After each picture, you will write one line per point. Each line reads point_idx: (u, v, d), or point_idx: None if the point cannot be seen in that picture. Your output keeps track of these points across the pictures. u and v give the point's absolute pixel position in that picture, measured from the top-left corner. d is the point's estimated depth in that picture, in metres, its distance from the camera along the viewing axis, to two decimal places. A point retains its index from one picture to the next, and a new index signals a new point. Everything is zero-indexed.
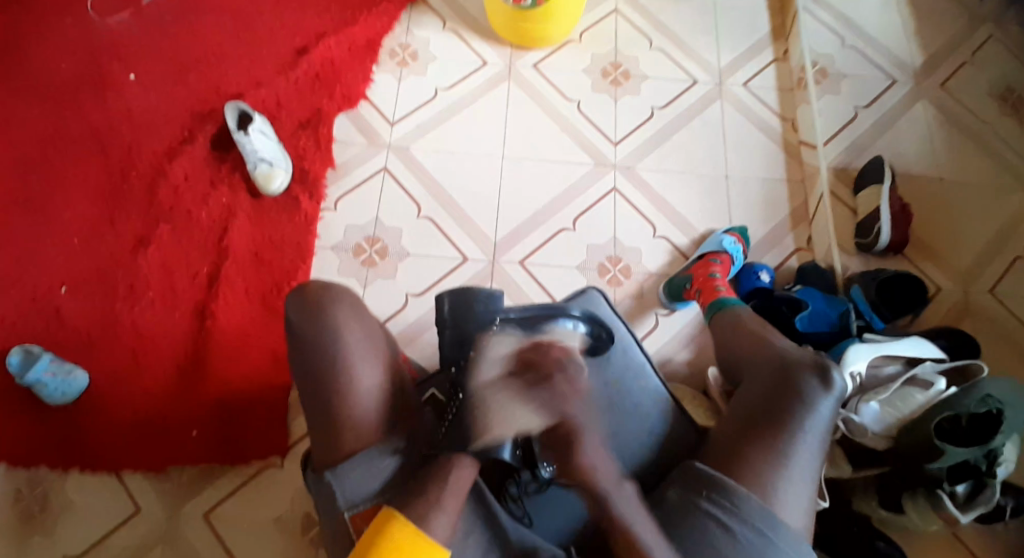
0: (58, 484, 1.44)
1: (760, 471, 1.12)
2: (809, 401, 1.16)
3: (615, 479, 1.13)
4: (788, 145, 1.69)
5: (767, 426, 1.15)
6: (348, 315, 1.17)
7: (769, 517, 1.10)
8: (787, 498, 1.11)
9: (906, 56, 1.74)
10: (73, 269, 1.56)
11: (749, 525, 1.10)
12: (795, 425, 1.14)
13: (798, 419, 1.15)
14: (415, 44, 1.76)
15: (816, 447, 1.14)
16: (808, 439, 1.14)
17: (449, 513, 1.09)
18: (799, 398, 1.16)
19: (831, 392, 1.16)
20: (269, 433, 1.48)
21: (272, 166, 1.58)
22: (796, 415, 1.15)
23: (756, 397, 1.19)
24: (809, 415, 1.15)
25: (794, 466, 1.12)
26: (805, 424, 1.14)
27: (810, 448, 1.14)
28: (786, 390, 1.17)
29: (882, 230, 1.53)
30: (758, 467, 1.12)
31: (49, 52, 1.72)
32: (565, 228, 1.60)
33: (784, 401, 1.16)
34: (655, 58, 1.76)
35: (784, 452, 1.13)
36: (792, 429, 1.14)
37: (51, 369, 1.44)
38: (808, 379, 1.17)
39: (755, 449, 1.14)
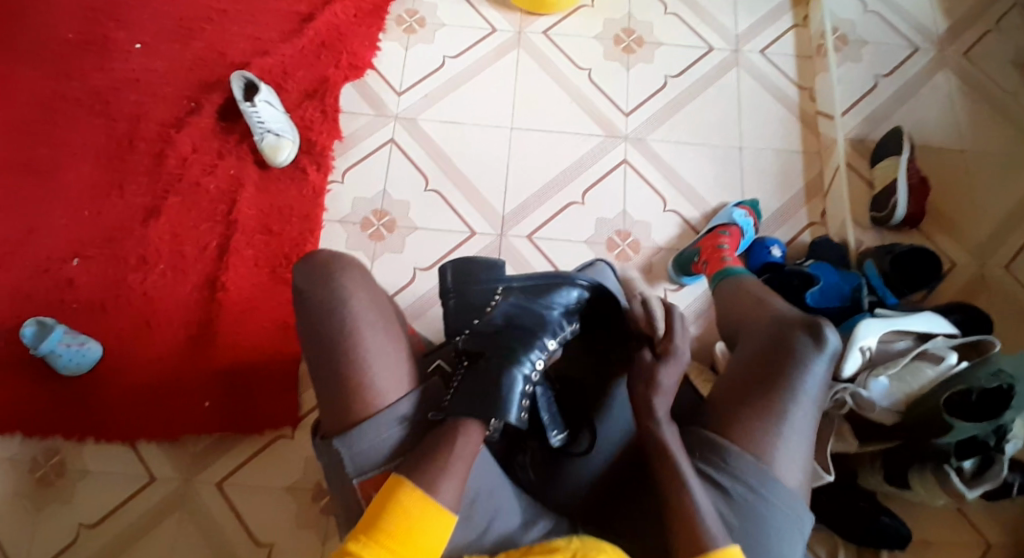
0: (76, 452, 1.48)
1: (752, 430, 1.12)
2: (800, 360, 1.15)
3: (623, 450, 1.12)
4: (805, 115, 1.65)
5: (759, 384, 1.15)
6: (356, 284, 1.18)
7: (762, 475, 1.10)
8: (780, 456, 1.11)
9: (929, 23, 1.68)
10: (82, 240, 1.56)
11: (742, 484, 1.10)
12: (786, 383, 1.14)
13: (790, 377, 1.14)
14: (422, 9, 1.71)
15: (809, 403, 1.14)
16: (801, 397, 1.13)
17: (453, 479, 1.09)
18: (793, 357, 1.15)
19: (824, 349, 1.16)
20: (282, 403, 1.50)
21: (279, 138, 1.56)
22: (788, 373, 1.14)
23: (748, 356, 1.19)
24: (800, 374, 1.14)
25: (787, 424, 1.12)
26: (798, 383, 1.14)
27: (802, 404, 1.13)
28: (781, 350, 1.17)
29: (898, 203, 1.50)
30: (750, 426, 1.12)
31: (53, 19, 1.69)
32: (574, 201, 1.58)
33: (776, 359, 1.16)
34: (669, 23, 1.70)
35: (776, 410, 1.13)
36: (784, 386, 1.14)
37: (66, 340, 1.45)
38: (801, 337, 1.17)
39: (750, 409, 1.13)
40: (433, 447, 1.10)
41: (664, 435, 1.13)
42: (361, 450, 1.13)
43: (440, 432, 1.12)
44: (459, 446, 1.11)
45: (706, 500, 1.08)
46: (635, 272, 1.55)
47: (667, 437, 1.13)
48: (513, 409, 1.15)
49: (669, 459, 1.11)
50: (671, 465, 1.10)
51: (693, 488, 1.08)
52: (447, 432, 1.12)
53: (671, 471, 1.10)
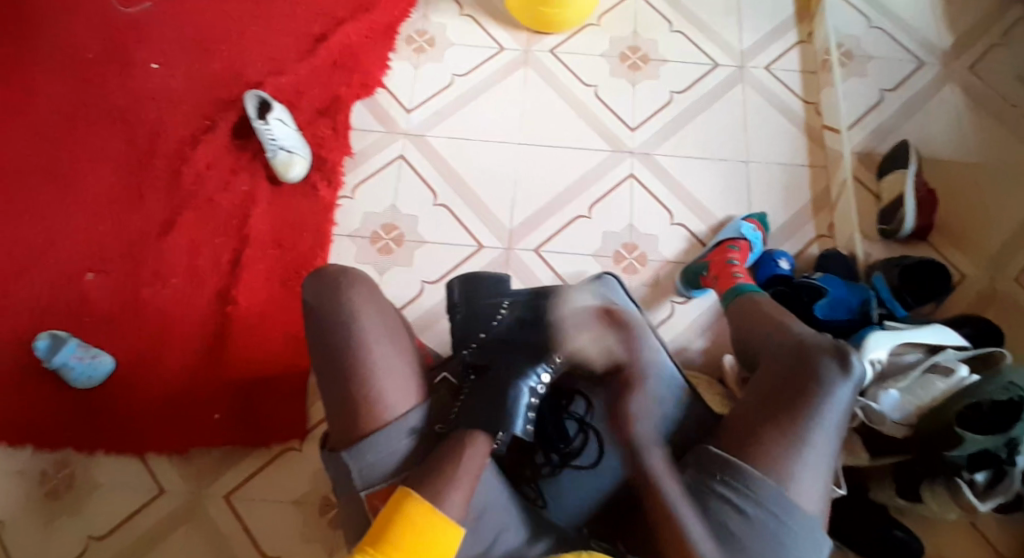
0: (86, 464, 1.48)
1: (775, 456, 1.11)
2: (825, 386, 1.14)
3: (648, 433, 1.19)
4: (811, 130, 1.66)
5: (782, 408, 1.14)
6: (363, 298, 1.19)
7: (782, 500, 1.10)
8: (802, 483, 1.11)
9: (933, 39, 1.70)
10: (97, 254, 1.58)
11: (762, 509, 1.10)
12: (811, 410, 1.13)
13: (814, 403, 1.13)
14: (432, 30, 1.74)
15: (833, 431, 1.13)
16: (825, 424, 1.12)
17: (466, 485, 1.09)
18: (818, 382, 1.14)
19: (850, 376, 1.15)
20: (291, 415, 1.50)
21: (291, 155, 1.59)
22: (813, 398, 1.13)
23: (772, 380, 1.17)
24: (826, 399, 1.13)
25: (809, 451, 1.11)
26: (823, 410, 1.13)
27: (826, 431, 1.12)
28: (806, 373, 1.15)
29: (905, 217, 1.50)
30: (772, 451, 1.12)
31: (74, 41, 1.74)
32: (581, 215, 1.59)
33: (801, 384, 1.15)
34: (676, 42, 1.73)
35: (800, 436, 1.12)
36: (808, 412, 1.13)
37: (78, 353, 1.46)
38: (826, 362, 1.16)
39: (772, 432, 1.12)
40: (441, 459, 1.10)
41: (647, 461, 1.17)
42: (369, 463, 1.14)
43: (449, 444, 1.12)
44: (467, 458, 1.11)
45: (696, 522, 1.10)
46: (643, 285, 1.55)
47: (656, 470, 1.16)
48: (518, 422, 1.16)
49: (657, 483, 1.14)
50: (660, 491, 1.13)
51: (679, 508, 1.11)
52: (454, 445, 1.12)
53: (660, 499, 1.12)
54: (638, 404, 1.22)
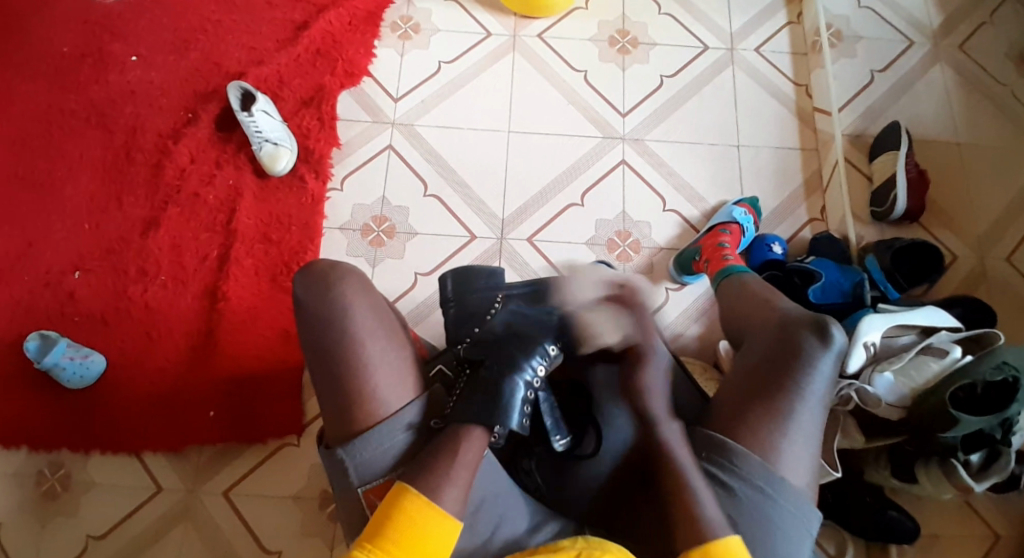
0: (80, 465, 1.47)
1: (760, 432, 1.12)
2: (807, 359, 1.14)
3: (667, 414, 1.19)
4: (802, 112, 1.65)
5: (765, 384, 1.14)
6: (355, 291, 1.17)
7: (769, 476, 1.10)
8: (789, 458, 1.11)
9: (923, 17, 1.69)
10: (83, 253, 1.56)
11: (749, 485, 1.10)
12: (794, 385, 1.13)
13: (796, 377, 1.13)
14: (417, 16, 1.71)
15: (816, 404, 1.13)
16: (808, 398, 1.13)
17: (461, 480, 1.08)
18: (799, 356, 1.14)
19: (830, 348, 1.14)
20: (286, 411, 1.49)
21: (277, 146, 1.56)
22: (794, 372, 1.13)
23: (755, 356, 1.18)
24: (807, 373, 1.13)
25: (794, 425, 1.12)
26: (805, 384, 1.13)
27: (809, 405, 1.12)
28: (787, 348, 1.15)
29: (898, 197, 1.50)
30: (758, 428, 1.12)
31: (49, 33, 1.69)
32: (573, 203, 1.58)
33: (783, 358, 1.15)
34: (664, 24, 1.71)
35: (783, 411, 1.12)
36: (790, 386, 1.13)
37: (69, 353, 1.45)
38: (806, 336, 1.15)
39: (755, 409, 1.13)
40: (436, 455, 1.09)
41: (664, 432, 1.17)
42: (365, 460, 1.13)
43: (442, 440, 1.11)
44: (460, 454, 1.10)
45: (704, 491, 1.09)
46: (636, 273, 1.55)
47: (668, 437, 1.16)
48: (514, 417, 1.13)
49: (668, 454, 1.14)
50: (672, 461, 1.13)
51: (691, 475, 1.11)
52: (448, 440, 1.10)
53: (675, 469, 1.12)
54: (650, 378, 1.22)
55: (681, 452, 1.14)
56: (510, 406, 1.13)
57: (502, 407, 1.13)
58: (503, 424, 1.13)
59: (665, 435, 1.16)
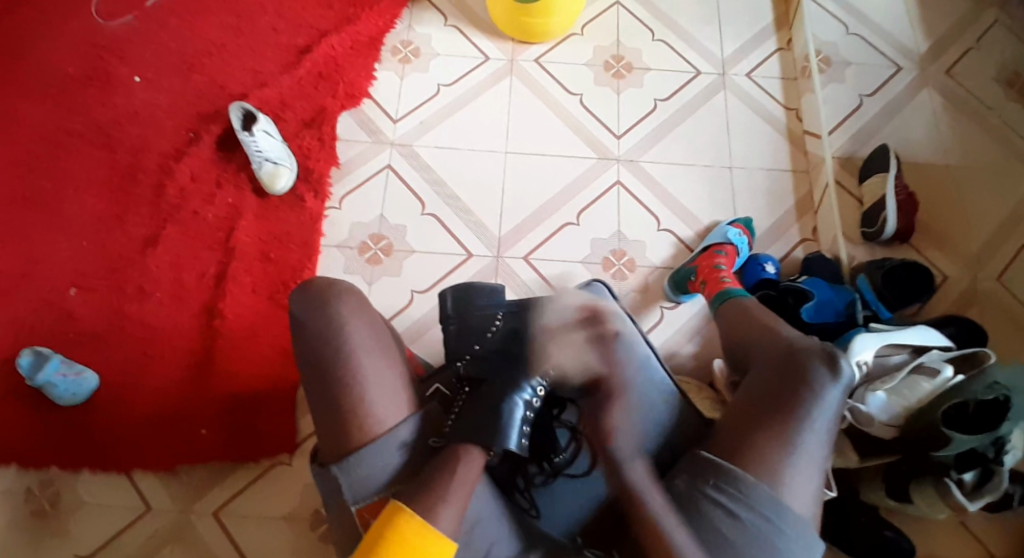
0: (71, 483, 1.46)
1: (767, 460, 1.12)
2: (816, 390, 1.15)
3: (633, 449, 1.20)
4: (793, 135, 1.68)
5: (774, 412, 1.14)
6: (353, 309, 1.17)
7: (775, 503, 1.10)
8: (795, 485, 1.12)
9: (910, 44, 1.73)
10: (82, 270, 1.56)
11: (757, 514, 1.10)
12: (801, 413, 1.14)
13: (804, 406, 1.14)
14: (417, 40, 1.75)
15: (823, 434, 1.14)
16: (816, 427, 1.13)
17: (457, 500, 1.08)
18: (807, 386, 1.15)
19: (839, 379, 1.16)
20: (279, 430, 1.49)
21: (277, 165, 1.59)
22: (803, 402, 1.14)
23: (763, 383, 1.18)
24: (816, 403, 1.14)
25: (801, 454, 1.12)
26: (814, 413, 1.14)
27: (816, 434, 1.13)
28: (794, 378, 1.16)
29: (888, 218, 1.52)
30: (764, 456, 1.12)
31: (55, 55, 1.72)
32: (569, 222, 1.60)
33: (791, 387, 1.16)
34: (657, 51, 1.75)
35: (791, 440, 1.13)
36: (799, 416, 1.14)
37: (62, 370, 1.44)
38: (816, 366, 1.17)
39: (761, 436, 1.13)
40: (434, 476, 1.09)
41: (630, 474, 1.18)
42: (359, 477, 1.13)
43: (441, 462, 1.11)
44: (459, 472, 1.10)
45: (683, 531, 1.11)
46: (632, 291, 1.57)
47: (635, 480, 1.17)
48: (513, 435, 1.15)
49: (639, 497, 1.15)
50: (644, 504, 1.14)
51: (669, 525, 1.11)
52: (447, 460, 1.11)
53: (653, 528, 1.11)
54: (617, 419, 1.21)
55: (652, 499, 1.14)
56: (509, 427, 1.15)
57: (502, 429, 1.15)
58: (502, 445, 1.15)
59: (633, 475, 1.17)
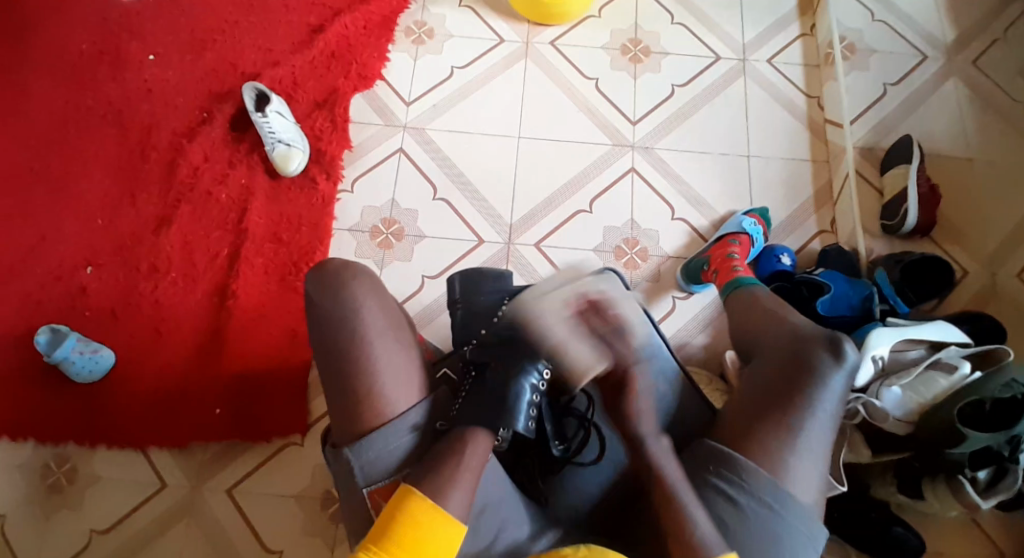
0: (87, 458, 1.48)
1: (771, 449, 1.11)
2: (820, 375, 1.14)
3: (655, 429, 1.15)
4: (813, 124, 1.65)
5: (777, 399, 1.14)
6: (366, 292, 1.17)
7: (778, 493, 1.09)
8: (799, 475, 1.10)
9: (938, 31, 1.68)
10: (97, 249, 1.57)
11: (759, 501, 1.09)
12: (805, 400, 1.13)
13: (808, 394, 1.13)
14: (431, 21, 1.73)
15: (827, 422, 1.13)
16: (820, 415, 1.12)
17: (473, 471, 1.09)
18: (811, 371, 1.14)
19: (843, 365, 1.14)
20: (291, 412, 1.50)
21: (290, 147, 1.58)
22: (807, 389, 1.13)
23: (766, 370, 1.18)
24: (820, 390, 1.13)
25: (804, 442, 1.11)
26: (818, 400, 1.13)
27: (821, 422, 1.12)
28: (799, 364, 1.15)
29: (909, 211, 1.49)
30: (767, 444, 1.11)
31: (70, 32, 1.72)
32: (581, 209, 1.58)
33: (795, 373, 1.15)
34: (677, 34, 1.71)
35: (794, 428, 1.11)
36: (802, 402, 1.12)
37: (79, 347, 1.46)
38: (821, 352, 1.15)
39: (764, 423, 1.12)
40: (443, 458, 1.08)
41: (651, 448, 1.13)
42: (369, 461, 1.11)
43: (449, 442, 1.10)
44: (468, 453, 1.09)
45: (699, 507, 1.08)
46: (644, 280, 1.55)
47: (656, 455, 1.13)
48: (522, 419, 1.15)
49: (659, 472, 1.11)
50: (664, 481, 1.10)
51: (690, 505, 1.07)
52: (454, 442, 1.10)
53: (669, 494, 1.08)
54: (640, 400, 1.17)
55: (670, 469, 1.11)
56: (518, 411, 1.15)
57: (510, 412, 1.14)
58: (510, 426, 1.14)
59: (655, 453, 1.13)
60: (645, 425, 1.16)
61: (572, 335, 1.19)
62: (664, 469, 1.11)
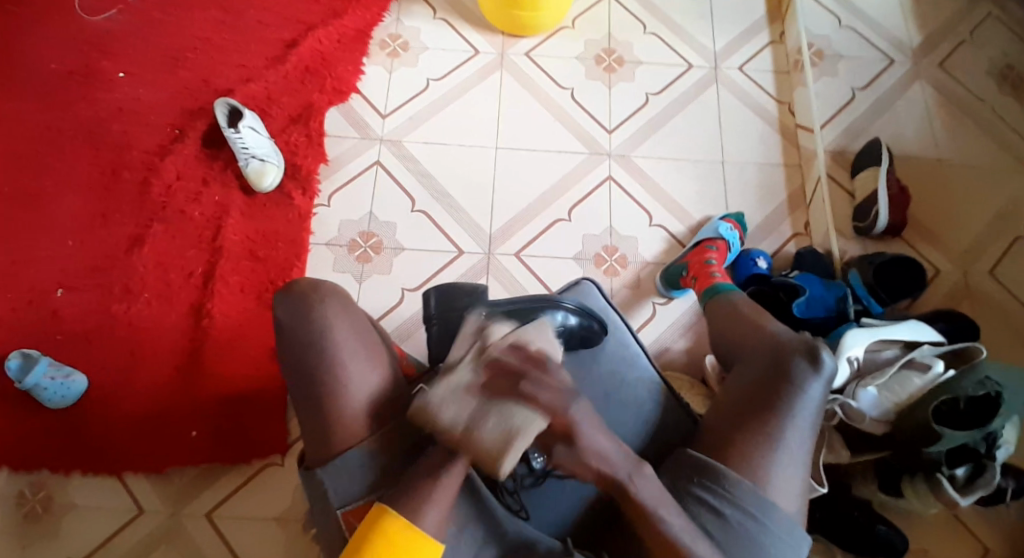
0: (60, 487, 1.44)
1: (752, 457, 1.12)
2: (798, 384, 1.15)
3: (633, 461, 1.09)
4: (785, 129, 1.67)
5: (758, 409, 1.15)
6: (338, 313, 1.14)
7: (761, 502, 1.10)
8: (780, 484, 1.12)
9: (903, 36, 1.72)
10: (67, 271, 1.54)
11: (741, 511, 1.10)
12: (784, 408, 1.14)
13: (788, 402, 1.14)
14: (405, 34, 1.73)
15: (806, 430, 1.14)
16: (800, 422, 1.14)
17: (457, 476, 1.07)
18: (790, 381, 1.15)
19: (820, 373, 1.16)
20: (270, 433, 1.47)
21: (264, 162, 1.56)
22: (786, 398, 1.14)
23: (747, 380, 1.18)
24: (799, 399, 1.14)
25: (785, 450, 1.12)
26: (797, 408, 1.14)
27: (800, 429, 1.14)
28: (778, 374, 1.16)
29: (879, 213, 1.52)
30: (748, 453, 1.12)
31: (36, 50, 1.69)
32: (560, 218, 1.59)
33: (774, 382, 1.16)
34: (648, 44, 1.73)
35: (776, 437, 1.13)
36: (782, 412, 1.14)
37: (50, 373, 1.42)
38: (798, 360, 1.17)
39: (745, 432, 1.13)
40: (420, 478, 1.06)
41: (636, 489, 1.07)
42: (344, 481, 1.11)
43: (423, 464, 1.08)
44: (443, 477, 1.06)
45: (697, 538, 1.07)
46: (623, 287, 1.56)
47: (643, 494, 1.07)
48: None
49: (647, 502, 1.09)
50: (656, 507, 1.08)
51: (679, 522, 1.07)
52: (430, 463, 1.07)
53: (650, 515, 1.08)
54: (591, 443, 1.07)
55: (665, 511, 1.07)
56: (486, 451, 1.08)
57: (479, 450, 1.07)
58: (483, 458, 1.10)
59: (641, 490, 1.07)
60: (616, 468, 1.08)
61: (481, 407, 1.07)
62: (655, 507, 1.07)
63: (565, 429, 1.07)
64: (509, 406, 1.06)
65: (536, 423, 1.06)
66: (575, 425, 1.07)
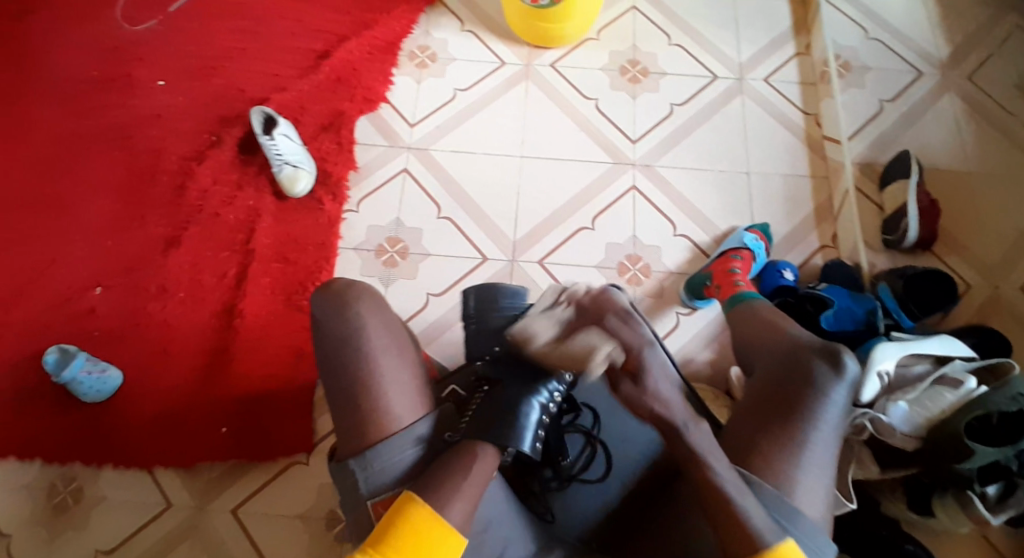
0: (91, 479, 1.48)
1: (774, 462, 1.10)
2: (820, 389, 1.13)
3: (691, 415, 1.13)
4: (811, 140, 1.67)
5: (779, 413, 1.13)
6: (371, 310, 1.17)
7: (785, 508, 1.08)
8: (805, 490, 1.10)
9: (932, 48, 1.71)
10: (105, 271, 1.60)
11: (765, 516, 1.08)
12: (806, 413, 1.12)
13: (809, 406, 1.13)
14: (434, 46, 1.77)
15: (830, 435, 1.12)
16: (823, 427, 1.12)
17: (493, 472, 1.08)
18: (811, 386, 1.14)
19: (842, 377, 1.14)
20: (297, 431, 1.50)
21: (297, 169, 1.60)
22: (808, 403, 1.13)
23: (766, 384, 1.17)
24: (821, 403, 1.13)
25: (808, 456, 1.11)
26: (819, 414, 1.12)
27: (823, 434, 1.12)
28: (798, 378, 1.15)
29: (909, 226, 1.50)
30: (771, 458, 1.11)
31: (82, 61, 1.77)
32: (584, 227, 1.60)
33: (794, 387, 1.14)
34: (673, 55, 1.75)
35: (798, 442, 1.11)
36: (803, 416, 1.12)
37: (86, 367, 1.46)
38: (819, 364, 1.15)
39: (767, 438, 1.12)
40: (452, 469, 1.06)
41: (692, 436, 1.10)
42: (376, 473, 1.10)
43: (458, 456, 1.08)
44: (474, 469, 1.07)
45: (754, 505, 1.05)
46: (646, 296, 1.56)
47: (698, 444, 1.10)
48: (529, 438, 1.11)
49: (703, 469, 1.08)
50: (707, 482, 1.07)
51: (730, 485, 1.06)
52: (464, 456, 1.08)
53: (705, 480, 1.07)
54: (656, 379, 1.14)
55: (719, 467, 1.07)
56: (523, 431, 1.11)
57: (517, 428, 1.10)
58: (518, 445, 1.10)
59: (694, 437, 1.10)
60: (678, 411, 1.12)
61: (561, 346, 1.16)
62: (708, 459, 1.08)
63: (635, 363, 1.14)
64: (584, 340, 1.16)
65: (614, 349, 1.14)
66: (644, 354, 1.14)
